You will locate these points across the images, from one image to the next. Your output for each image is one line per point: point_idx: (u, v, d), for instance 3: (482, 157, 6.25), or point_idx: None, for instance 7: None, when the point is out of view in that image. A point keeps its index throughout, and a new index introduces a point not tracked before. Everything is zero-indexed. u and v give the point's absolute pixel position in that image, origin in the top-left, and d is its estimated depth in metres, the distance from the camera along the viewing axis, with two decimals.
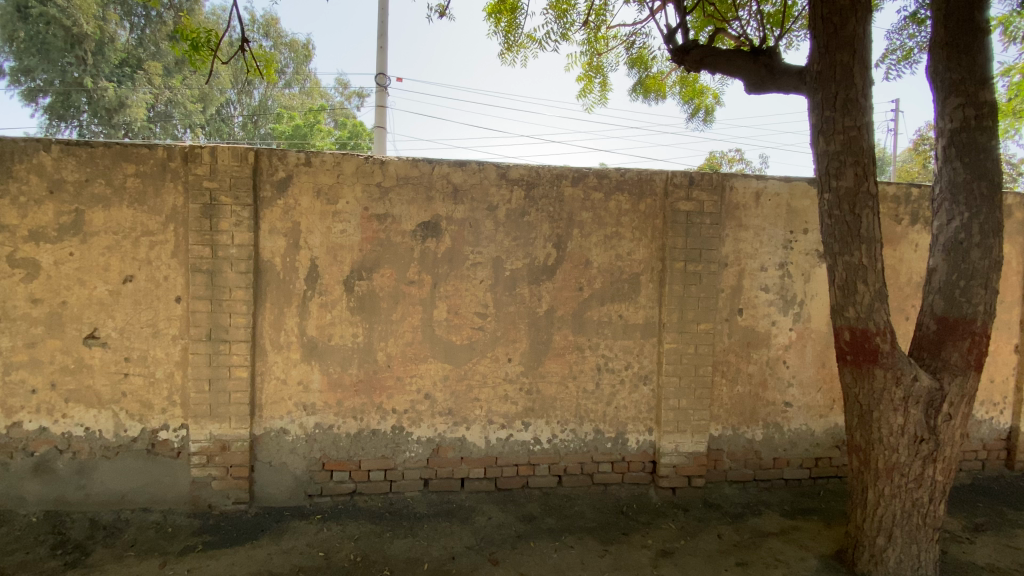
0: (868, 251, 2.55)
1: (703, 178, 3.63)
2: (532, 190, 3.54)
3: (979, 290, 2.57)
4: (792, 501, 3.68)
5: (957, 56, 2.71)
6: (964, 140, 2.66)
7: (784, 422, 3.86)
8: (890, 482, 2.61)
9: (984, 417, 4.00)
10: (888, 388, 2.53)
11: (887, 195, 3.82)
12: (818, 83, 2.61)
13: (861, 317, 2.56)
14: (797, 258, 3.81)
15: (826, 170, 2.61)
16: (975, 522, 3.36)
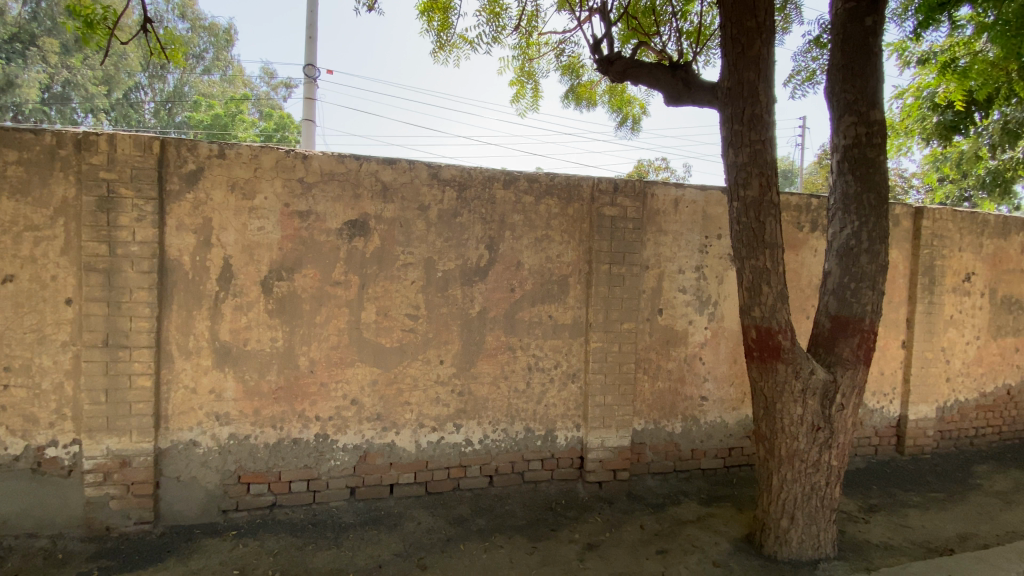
0: (771, 256, 2.76)
1: (626, 185, 3.79)
2: (464, 190, 3.52)
3: (867, 291, 2.84)
4: (708, 489, 3.91)
5: (850, 79, 3.00)
6: (856, 155, 2.95)
7: (701, 415, 4.11)
8: (791, 468, 2.84)
9: (875, 407, 4.45)
10: (789, 381, 2.75)
11: (790, 205, 4.17)
12: (728, 98, 2.80)
13: (765, 316, 2.76)
14: (711, 262, 4.06)
15: (735, 180, 2.80)
16: (866, 501, 3.72)
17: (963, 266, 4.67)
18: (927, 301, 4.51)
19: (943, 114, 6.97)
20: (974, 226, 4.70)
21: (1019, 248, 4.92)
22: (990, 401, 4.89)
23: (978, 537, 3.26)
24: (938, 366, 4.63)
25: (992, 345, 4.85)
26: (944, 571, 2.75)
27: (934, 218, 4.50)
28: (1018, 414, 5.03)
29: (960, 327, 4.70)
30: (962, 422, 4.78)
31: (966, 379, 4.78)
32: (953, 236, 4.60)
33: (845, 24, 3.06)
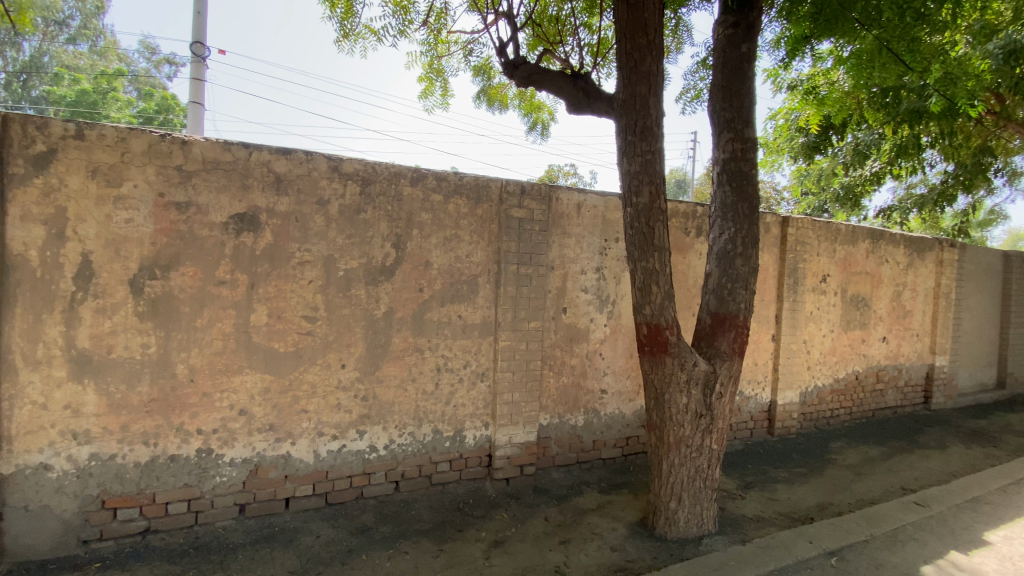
0: (660, 258, 2.97)
1: (532, 188, 3.89)
2: (368, 186, 3.40)
3: (742, 291, 3.15)
4: (608, 478, 4.13)
5: (729, 99, 3.31)
6: (732, 168, 3.26)
7: (601, 407, 4.33)
8: (678, 453, 3.08)
9: (751, 394, 4.98)
10: (675, 373, 2.99)
11: (679, 211, 4.54)
12: (623, 109, 2.99)
13: (655, 313, 2.98)
14: (610, 263, 4.29)
15: (629, 187, 3.00)
16: (744, 480, 4.14)
17: (821, 268, 5.37)
18: (793, 299, 5.13)
19: (806, 135, 8.10)
20: (829, 234, 5.42)
21: (863, 254, 5.74)
22: (841, 385, 5.67)
23: (832, 505, 3.75)
24: (802, 356, 5.28)
25: (843, 337, 5.61)
26: (805, 537, 3.12)
27: (798, 227, 5.12)
28: (863, 395, 5.87)
29: (818, 322, 5.40)
30: (821, 405, 5.49)
31: (824, 367, 5.49)
32: (812, 243, 5.27)
33: (725, 48, 3.39)
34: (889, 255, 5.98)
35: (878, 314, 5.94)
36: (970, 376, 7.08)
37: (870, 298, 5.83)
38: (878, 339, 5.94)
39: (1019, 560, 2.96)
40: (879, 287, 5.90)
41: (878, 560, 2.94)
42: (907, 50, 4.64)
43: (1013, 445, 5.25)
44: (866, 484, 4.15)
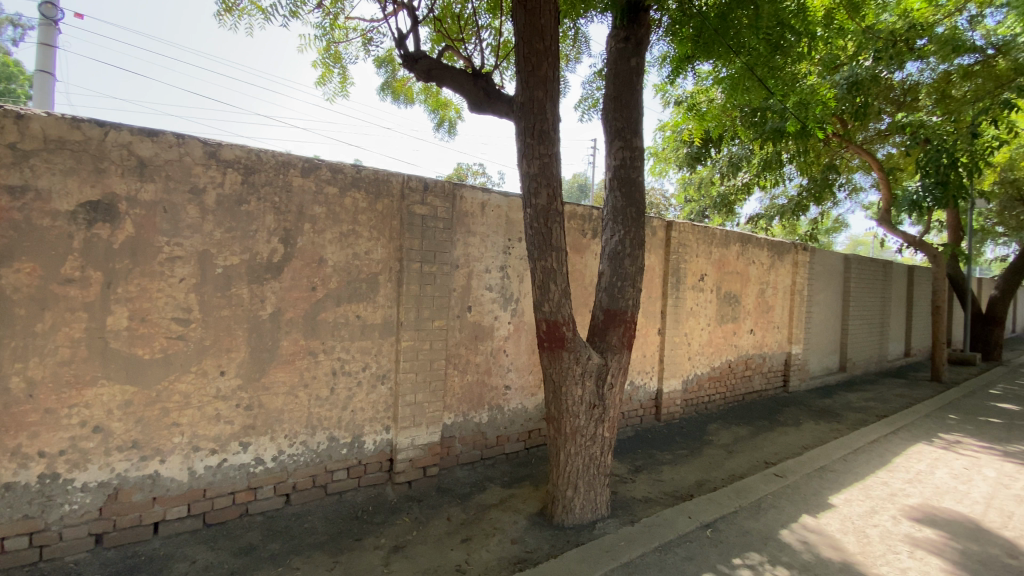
0: (558, 257, 3.08)
1: (435, 185, 3.83)
2: (252, 175, 3.13)
3: (631, 289, 3.37)
4: (511, 472, 4.21)
5: (619, 109, 3.52)
6: (623, 175, 3.48)
7: (505, 403, 4.39)
8: (574, 444, 3.23)
9: (641, 383, 5.37)
10: (571, 368, 3.12)
11: (577, 213, 4.75)
12: (522, 112, 3.06)
13: (553, 311, 3.09)
14: (514, 262, 4.37)
15: (528, 188, 3.08)
16: (635, 465, 4.44)
17: (700, 268, 5.92)
18: (676, 296, 5.61)
19: (689, 147, 9.12)
20: (706, 237, 6.00)
21: (734, 255, 6.43)
22: (717, 372, 6.31)
23: (709, 481, 4.15)
24: (684, 348, 5.79)
25: (718, 330, 6.24)
26: (685, 513, 3.42)
27: (680, 230, 5.61)
28: (735, 381, 6.58)
29: (698, 316, 5.96)
30: (700, 392, 6.06)
31: (702, 357, 6.06)
32: (692, 245, 5.79)
33: (616, 61, 3.61)
34: (756, 257, 6.78)
35: (746, 309, 6.68)
36: (818, 361, 8.23)
37: (739, 295, 6.55)
38: (746, 331, 6.69)
39: (851, 516, 3.50)
40: (747, 285, 6.64)
41: (745, 528, 3.31)
42: (768, 76, 5.27)
43: (848, 419, 6.19)
44: (736, 460, 4.65)
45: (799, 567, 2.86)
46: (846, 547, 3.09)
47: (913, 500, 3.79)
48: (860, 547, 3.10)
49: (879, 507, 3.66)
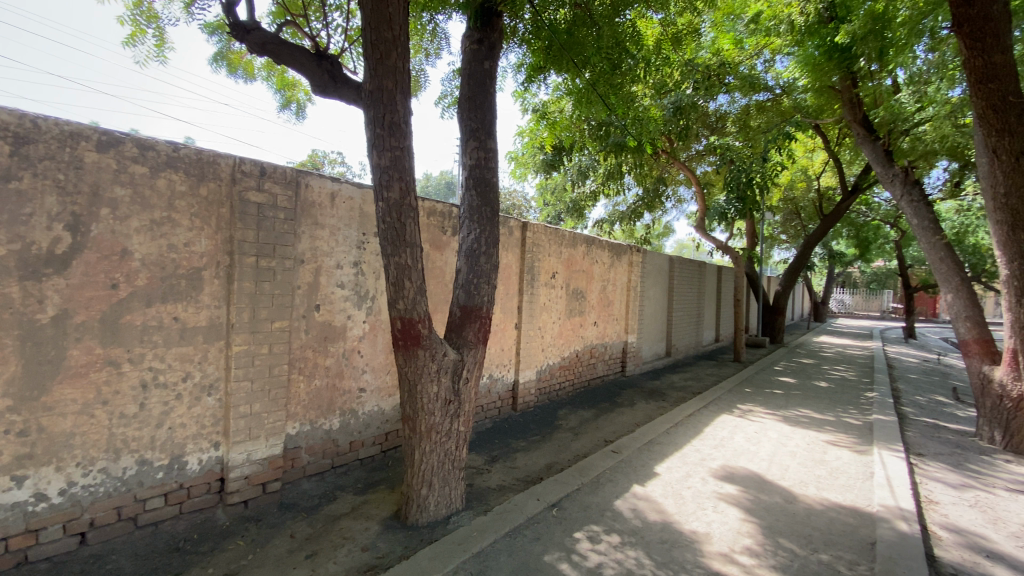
0: (411, 254, 3.03)
1: (275, 171, 3.49)
2: (23, 146, 2.52)
3: (485, 286, 3.43)
4: (364, 477, 4.03)
5: (474, 110, 3.58)
6: (477, 175, 3.54)
7: (359, 406, 4.19)
8: (429, 441, 3.21)
9: (499, 376, 5.55)
10: (426, 365, 3.09)
11: (437, 209, 4.72)
12: (371, 100, 2.94)
13: (407, 308, 3.02)
14: (368, 258, 4.18)
15: (379, 181, 2.97)
16: (490, 456, 4.57)
17: (551, 267, 6.31)
18: (530, 293, 5.91)
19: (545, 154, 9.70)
20: (557, 238, 6.42)
21: (581, 254, 7.00)
22: (567, 362, 6.80)
23: (557, 464, 4.45)
24: (537, 341, 6.12)
25: (567, 324, 6.73)
26: (535, 496, 3.62)
27: (533, 231, 5.91)
28: (582, 369, 7.17)
29: (550, 311, 6.36)
30: (551, 381, 6.47)
31: (553, 349, 6.48)
32: (545, 245, 6.15)
33: (471, 62, 3.66)
34: (600, 257, 7.46)
35: (591, 303, 7.32)
36: (650, 348, 9.37)
37: (585, 291, 7.14)
38: (591, 324, 7.33)
39: (672, 482, 4.03)
40: (591, 282, 7.27)
41: (586, 503, 3.61)
42: (608, 91, 5.82)
43: (673, 397, 7.15)
44: (581, 442, 5.06)
45: (629, 533, 3.20)
46: (666, 509, 3.55)
47: (718, 463, 4.51)
48: (677, 507, 3.59)
49: (693, 471, 4.28)
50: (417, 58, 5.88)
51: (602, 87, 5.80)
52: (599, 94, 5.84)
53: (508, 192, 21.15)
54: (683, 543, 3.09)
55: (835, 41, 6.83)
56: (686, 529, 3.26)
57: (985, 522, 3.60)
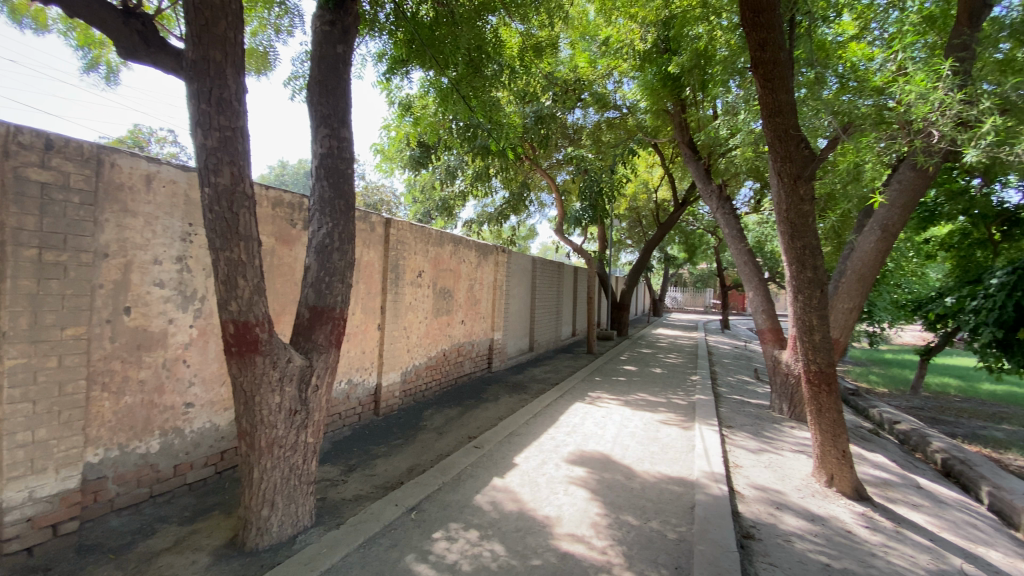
0: (246, 248, 2.71)
1: (66, 145, 2.87)
2: None
3: (338, 284, 3.18)
4: (195, 503, 3.52)
5: (325, 95, 3.32)
6: (329, 164, 3.28)
7: (186, 425, 3.65)
8: (271, 457, 2.91)
9: (359, 381, 5.26)
10: (266, 372, 2.79)
11: (284, 201, 4.32)
12: (194, 71, 2.59)
13: (242, 310, 2.70)
14: (196, 253, 3.66)
15: (205, 164, 2.62)
16: (347, 465, 4.32)
17: (417, 265, 6.18)
18: (394, 292, 5.71)
19: (412, 150, 9.54)
20: (423, 236, 6.30)
21: (448, 254, 6.98)
22: (434, 361, 6.72)
23: (418, 466, 4.37)
24: (402, 341, 5.95)
25: (434, 323, 6.66)
26: (392, 502, 3.51)
27: (398, 228, 5.73)
28: (448, 367, 7.16)
29: (415, 311, 6.20)
30: (417, 381, 6.35)
31: (419, 349, 6.36)
32: (410, 243, 5.99)
33: (322, 44, 3.40)
34: (466, 256, 7.50)
35: (458, 302, 7.34)
36: (515, 344, 9.73)
37: (452, 290, 7.14)
38: (458, 323, 7.35)
39: (529, 471, 4.22)
40: (459, 281, 7.29)
41: (445, 502, 3.60)
42: (471, 93, 5.83)
43: (534, 390, 7.50)
44: (444, 441, 5.04)
45: (487, 525, 3.28)
46: (522, 497, 3.70)
47: (571, 449, 4.83)
48: (533, 494, 3.77)
49: (548, 458, 4.54)
50: (264, 32, 5.31)
51: (464, 88, 5.81)
52: (462, 95, 5.85)
53: (374, 187, 20.31)
54: (536, 528, 3.25)
55: (667, 71, 7.81)
56: (540, 515, 3.43)
57: (774, 479, 4.40)
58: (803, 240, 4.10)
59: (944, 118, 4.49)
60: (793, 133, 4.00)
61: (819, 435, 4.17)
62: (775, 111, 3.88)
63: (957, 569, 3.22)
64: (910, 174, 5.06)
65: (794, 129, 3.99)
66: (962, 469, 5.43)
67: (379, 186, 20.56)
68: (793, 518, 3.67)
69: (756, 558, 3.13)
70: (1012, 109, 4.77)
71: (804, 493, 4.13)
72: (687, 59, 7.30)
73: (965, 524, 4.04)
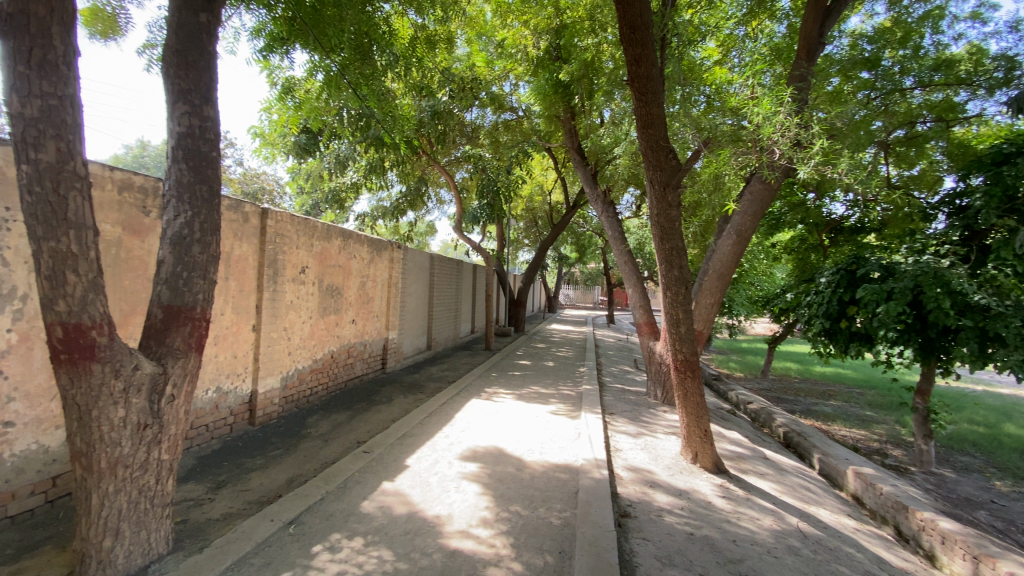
0: (78, 238, 2.32)
1: None
2: None
3: (198, 281, 2.84)
4: (17, 539, 2.94)
5: (183, 67, 2.93)
6: (188, 145, 2.91)
7: (2, 448, 3.03)
8: (114, 479, 2.52)
9: (230, 388, 4.78)
10: (106, 383, 2.41)
11: (134, 185, 3.78)
12: (6, 25, 2.18)
13: (73, 310, 2.31)
14: (15, 243, 3.07)
15: (22, 137, 2.21)
16: (214, 482, 3.89)
17: (300, 260, 5.76)
18: (272, 289, 5.27)
19: (298, 136, 8.93)
20: (307, 229, 5.89)
21: (336, 249, 6.60)
22: (319, 364, 6.32)
23: (299, 476, 4.08)
24: (282, 343, 5.51)
25: (320, 322, 6.27)
26: (267, 517, 3.24)
27: (277, 219, 5.30)
28: (337, 370, 6.78)
29: (297, 310, 5.79)
30: (300, 386, 5.93)
31: (303, 351, 5.94)
32: (291, 236, 5.56)
33: (181, 9, 3.00)
34: (356, 252, 7.15)
35: (348, 300, 6.98)
36: (411, 343, 9.51)
37: (341, 287, 6.78)
38: (348, 322, 6.99)
39: (420, 471, 4.15)
40: (348, 278, 6.94)
41: (328, 512, 3.40)
42: (360, 80, 5.65)
43: (429, 389, 7.39)
44: (330, 448, 4.76)
45: (372, 532, 3.15)
46: (412, 499, 3.63)
47: (463, 446, 4.84)
48: (423, 495, 3.70)
49: (440, 457, 4.50)
50: None
51: (353, 74, 5.63)
52: (350, 82, 5.68)
53: (254, 174, 18.59)
54: (424, 529, 3.20)
55: (559, 78, 8.11)
56: (429, 515, 3.38)
57: (649, 460, 4.80)
58: (671, 242, 4.51)
59: (783, 138, 5.21)
60: (663, 145, 4.37)
61: (686, 418, 4.61)
62: (648, 122, 4.22)
63: (792, 526, 3.76)
64: (759, 187, 5.80)
65: (664, 141, 4.37)
66: (799, 440, 6.37)
67: (261, 174, 18.87)
68: (664, 495, 4.02)
69: (631, 534, 3.39)
70: (836, 133, 5.65)
71: (674, 471, 4.56)
72: (576, 67, 7.69)
73: (800, 487, 4.74)
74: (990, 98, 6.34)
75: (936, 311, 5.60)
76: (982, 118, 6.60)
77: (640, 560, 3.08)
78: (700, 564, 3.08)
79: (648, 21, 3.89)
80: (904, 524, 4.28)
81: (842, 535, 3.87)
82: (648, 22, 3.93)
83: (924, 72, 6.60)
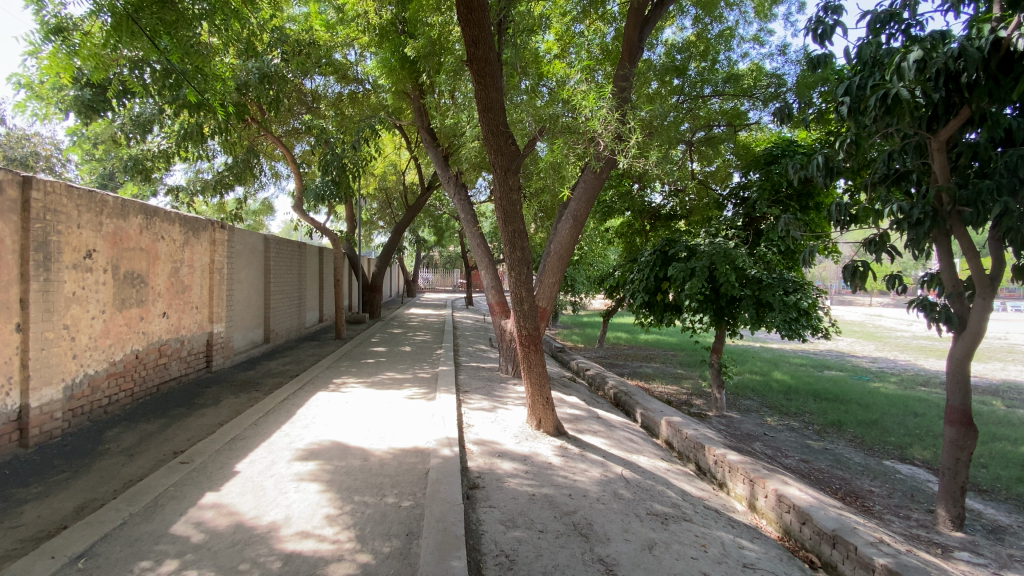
0: None
1: None
2: None
3: None
4: None
5: None
6: None
7: None
8: None
9: None
10: None
11: None
12: None
13: None
14: None
15: None
16: None
17: (83, 243, 4.73)
18: (44, 278, 4.24)
19: (80, 90, 7.22)
20: (93, 204, 4.87)
21: (136, 230, 5.57)
22: (119, 367, 5.31)
23: (94, 502, 3.41)
24: (63, 345, 4.51)
25: (116, 317, 5.24)
26: (47, 554, 2.67)
27: (45, 190, 4.27)
28: (145, 373, 5.78)
29: (83, 304, 4.75)
30: (94, 395, 4.92)
31: (95, 353, 4.92)
32: (68, 212, 4.53)
33: None
34: (164, 232, 6.11)
35: (155, 290, 5.97)
36: (243, 336, 8.52)
37: (145, 273, 5.75)
38: (157, 315, 5.99)
39: (252, 476, 3.78)
40: (155, 263, 5.92)
41: (133, 537, 2.92)
42: (159, 26, 4.85)
43: (266, 386, 6.73)
44: (137, 463, 4.07)
45: (190, 550, 2.79)
46: (242, 507, 3.30)
47: (305, 442, 4.52)
48: (255, 502, 3.37)
49: (277, 458, 4.14)
50: None
51: (148, 18, 4.80)
52: (146, 29, 4.84)
53: (21, 135, 14.68)
54: (256, 537, 2.94)
55: (405, 53, 7.79)
56: (263, 521, 3.12)
57: (498, 431, 5.03)
58: (513, 225, 4.68)
59: (607, 131, 5.79)
60: (503, 130, 4.49)
61: (532, 389, 4.92)
62: (488, 105, 4.31)
63: (617, 475, 4.29)
64: (589, 176, 6.36)
65: (504, 125, 4.49)
66: (626, 398, 7.25)
67: (32, 135, 14.99)
68: (510, 463, 4.25)
69: (479, 504, 3.54)
70: (653, 130, 6.43)
71: (520, 439, 4.84)
72: (422, 43, 7.41)
73: (626, 439, 5.43)
74: (765, 108, 7.77)
75: (726, 284, 6.80)
76: (759, 125, 8.04)
77: (485, 527, 3.22)
78: (539, 521, 3.34)
79: (483, 4, 3.98)
80: (702, 460, 5.18)
81: (656, 477, 4.53)
82: (484, 6, 4.02)
83: (719, 83, 7.80)
